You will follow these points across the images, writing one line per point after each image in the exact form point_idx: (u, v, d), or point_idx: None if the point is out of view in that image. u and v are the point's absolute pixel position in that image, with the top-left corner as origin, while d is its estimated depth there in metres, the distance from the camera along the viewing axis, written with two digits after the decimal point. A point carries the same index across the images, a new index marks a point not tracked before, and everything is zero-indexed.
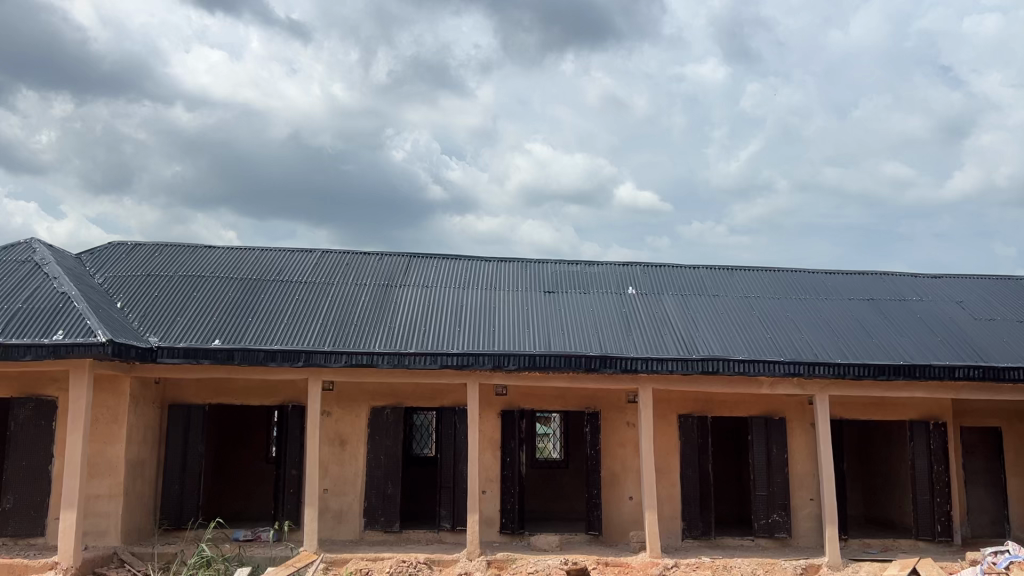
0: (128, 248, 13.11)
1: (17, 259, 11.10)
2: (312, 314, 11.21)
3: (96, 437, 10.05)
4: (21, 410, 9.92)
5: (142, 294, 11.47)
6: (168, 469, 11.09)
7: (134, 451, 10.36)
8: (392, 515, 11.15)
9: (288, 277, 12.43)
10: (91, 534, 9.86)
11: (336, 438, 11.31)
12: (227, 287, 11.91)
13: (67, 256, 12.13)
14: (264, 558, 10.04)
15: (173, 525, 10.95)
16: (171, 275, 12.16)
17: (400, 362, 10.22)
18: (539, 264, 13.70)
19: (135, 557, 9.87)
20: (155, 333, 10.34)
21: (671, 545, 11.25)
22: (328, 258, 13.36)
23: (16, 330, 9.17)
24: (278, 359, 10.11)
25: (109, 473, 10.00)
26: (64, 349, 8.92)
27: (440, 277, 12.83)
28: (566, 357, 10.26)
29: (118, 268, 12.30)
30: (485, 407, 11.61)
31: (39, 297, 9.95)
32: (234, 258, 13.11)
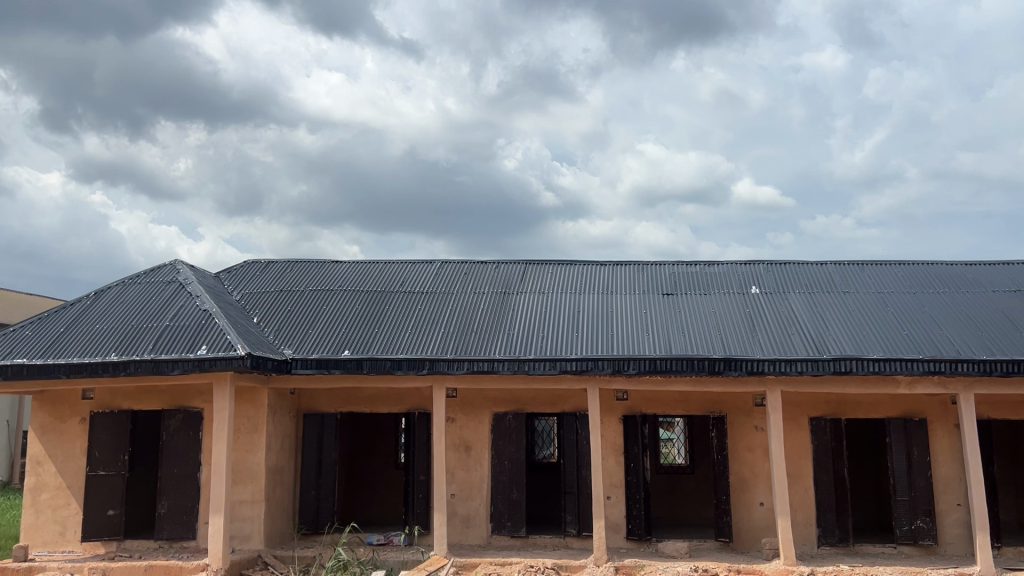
0: (261, 266, 13.81)
1: (163, 280, 11.88)
2: (434, 323, 11.48)
3: (239, 445, 10.62)
4: (171, 421, 10.63)
5: (276, 309, 12.06)
6: (305, 476, 11.59)
7: (273, 458, 10.88)
8: (518, 520, 11.25)
9: (411, 288, 12.78)
10: (237, 537, 10.42)
11: (461, 444, 11.52)
12: (353, 299, 12.36)
13: (207, 275, 12.90)
14: (397, 561, 10.35)
15: (310, 530, 11.42)
16: (301, 290, 12.73)
17: (521, 368, 10.33)
18: (658, 266, 13.55)
19: (277, 559, 10.35)
20: (289, 345, 10.85)
21: (806, 552, 10.87)
22: (448, 268, 13.65)
23: (165, 346, 9.83)
24: (404, 368, 10.41)
25: (252, 480, 10.55)
26: (209, 363, 9.49)
27: (558, 283, 12.89)
28: (688, 360, 10.10)
29: (253, 284, 12.99)
30: (607, 412, 11.56)
31: (184, 314, 10.63)
32: (359, 271, 13.60)
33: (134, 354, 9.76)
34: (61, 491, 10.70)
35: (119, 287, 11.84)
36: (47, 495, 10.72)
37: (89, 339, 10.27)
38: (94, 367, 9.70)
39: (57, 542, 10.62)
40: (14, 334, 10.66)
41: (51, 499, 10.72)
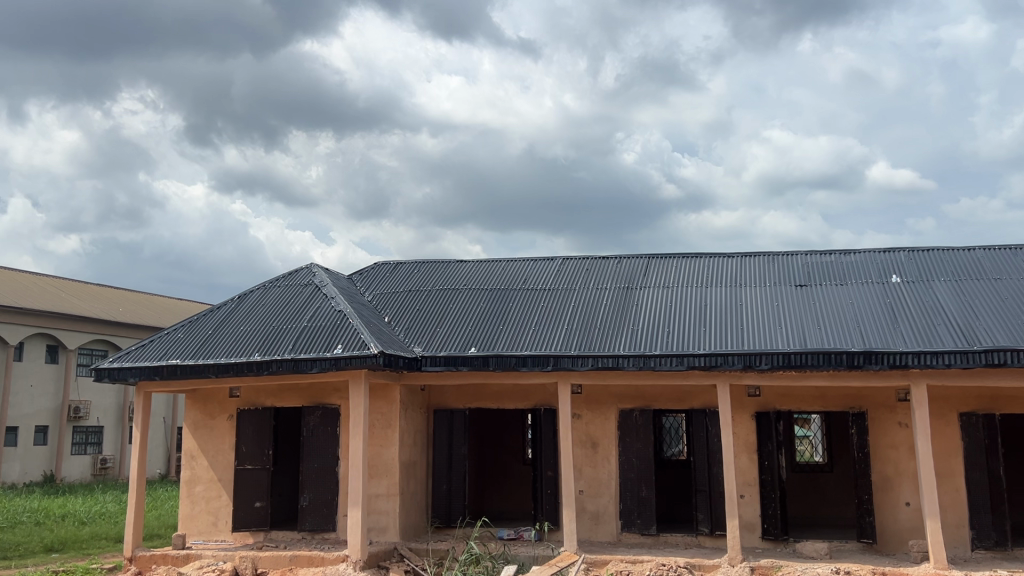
0: (390, 267, 14.21)
1: (299, 283, 12.44)
2: (559, 319, 11.50)
3: (374, 440, 10.98)
4: (311, 417, 11.11)
5: (405, 308, 12.40)
6: (437, 471, 11.86)
7: (406, 453, 11.20)
8: (648, 517, 11.13)
9: (534, 285, 12.84)
10: (374, 530, 10.78)
11: (588, 441, 11.48)
12: (479, 298, 12.54)
13: (340, 277, 13.40)
14: (528, 557, 10.43)
15: (443, 524, 11.70)
16: (428, 289, 13.02)
17: (648, 364, 10.20)
18: (788, 256, 13.07)
19: (413, 552, 10.61)
20: (419, 344, 11.13)
21: (959, 557, 10.24)
22: (570, 264, 13.63)
23: (304, 346, 10.28)
24: (530, 364, 10.48)
25: (386, 474, 10.89)
26: (344, 361, 9.86)
27: (683, 276, 12.64)
28: (824, 354, 9.70)
29: (383, 285, 13.40)
30: (738, 408, 11.24)
31: (320, 315, 11.09)
32: (484, 269, 13.78)
33: (276, 353, 10.26)
34: (214, 483, 11.41)
35: (259, 291, 12.48)
36: (201, 487, 11.44)
37: (235, 341, 10.87)
38: (240, 366, 10.27)
39: (211, 531, 11.32)
40: (168, 336, 11.42)
41: (205, 491, 11.43)
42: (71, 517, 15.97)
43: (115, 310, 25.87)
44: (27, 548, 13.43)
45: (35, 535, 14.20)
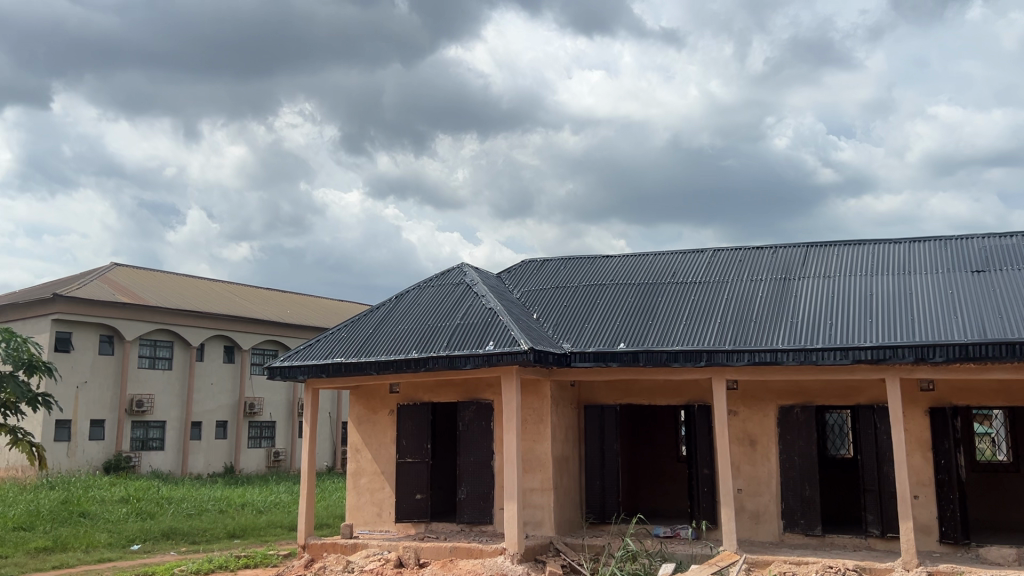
0: (538, 264, 14.32)
1: (451, 283, 12.76)
2: (711, 313, 11.21)
3: (527, 435, 11.10)
4: (466, 412, 11.38)
5: (554, 305, 12.47)
6: (590, 466, 11.86)
7: (559, 448, 11.26)
8: (813, 518, 10.66)
9: (684, 278, 12.58)
10: (530, 524, 10.90)
11: (746, 438, 11.11)
12: (628, 292, 12.42)
13: (490, 276, 13.65)
14: (686, 555, 10.23)
15: (598, 520, 11.68)
16: (576, 285, 13.03)
17: (808, 358, 9.77)
18: (962, 240, 12.14)
19: (569, 547, 10.67)
20: (568, 340, 11.17)
21: None
22: (721, 256, 13.26)
23: (457, 343, 10.53)
24: (682, 360, 10.27)
25: (540, 469, 11.00)
26: (496, 358, 10.02)
27: (844, 265, 12.00)
28: (1006, 345, 8.95)
29: (531, 283, 13.54)
30: (910, 404, 10.57)
31: (471, 314, 11.33)
32: (632, 264, 13.63)
33: (431, 351, 10.58)
34: (377, 476, 11.90)
35: (414, 291, 12.90)
36: (365, 479, 11.96)
37: (392, 339, 11.29)
38: (399, 363, 10.65)
39: (376, 522, 11.83)
40: (332, 335, 12.02)
41: (369, 483, 11.94)
42: (249, 506, 17.15)
43: (282, 312, 27.52)
44: (213, 534, 14.54)
45: (219, 522, 15.35)
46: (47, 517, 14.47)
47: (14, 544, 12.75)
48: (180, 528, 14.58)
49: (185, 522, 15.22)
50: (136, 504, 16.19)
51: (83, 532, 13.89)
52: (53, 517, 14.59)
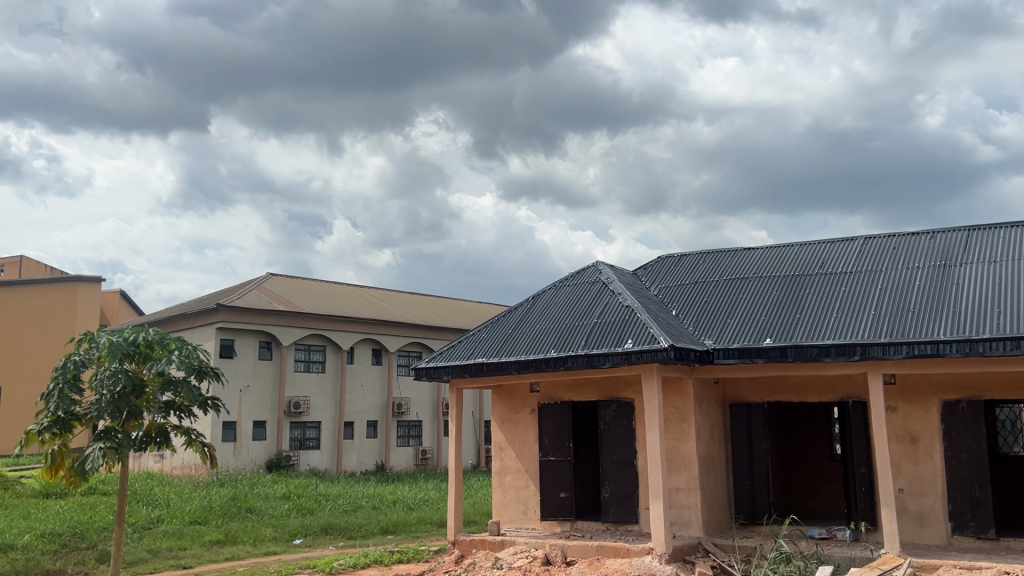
0: (676, 260, 14.07)
1: (588, 281, 12.74)
2: (863, 304, 10.66)
3: (671, 433, 10.94)
4: (607, 411, 11.34)
5: (694, 301, 12.22)
6: (737, 465, 11.55)
7: (704, 447, 11.02)
8: (985, 520, 9.93)
9: (832, 269, 12.02)
10: (677, 523, 10.74)
11: (906, 435, 10.51)
12: (772, 285, 12.00)
13: (627, 273, 13.55)
14: (844, 558, 9.78)
15: (748, 520, 11.36)
16: (717, 280, 12.72)
17: (974, 350, 9.10)
18: None
19: (718, 548, 10.42)
20: (710, 337, 10.93)
21: None
22: (872, 244, 12.59)
23: (596, 342, 10.50)
24: (833, 354, 9.82)
25: (685, 468, 10.81)
26: (636, 356, 9.91)
27: (1012, 248, 11.11)
28: None
29: (670, 279, 13.33)
30: None
31: (609, 312, 11.27)
32: (776, 255, 13.15)
33: (570, 350, 10.59)
34: (521, 474, 12.05)
35: (552, 291, 12.98)
36: (510, 477, 12.14)
37: (532, 340, 11.39)
38: (539, 363, 10.72)
39: (521, 519, 11.97)
40: (473, 336, 12.27)
41: (514, 481, 12.11)
42: (400, 503, 17.77)
43: (424, 314, 28.36)
44: (368, 530, 15.17)
45: (373, 518, 15.98)
46: (219, 512, 15.54)
47: (191, 537, 13.76)
48: (338, 523, 15.31)
49: (342, 517, 15.98)
50: (297, 501, 17.12)
51: (251, 527, 14.82)
52: (223, 512, 15.64)
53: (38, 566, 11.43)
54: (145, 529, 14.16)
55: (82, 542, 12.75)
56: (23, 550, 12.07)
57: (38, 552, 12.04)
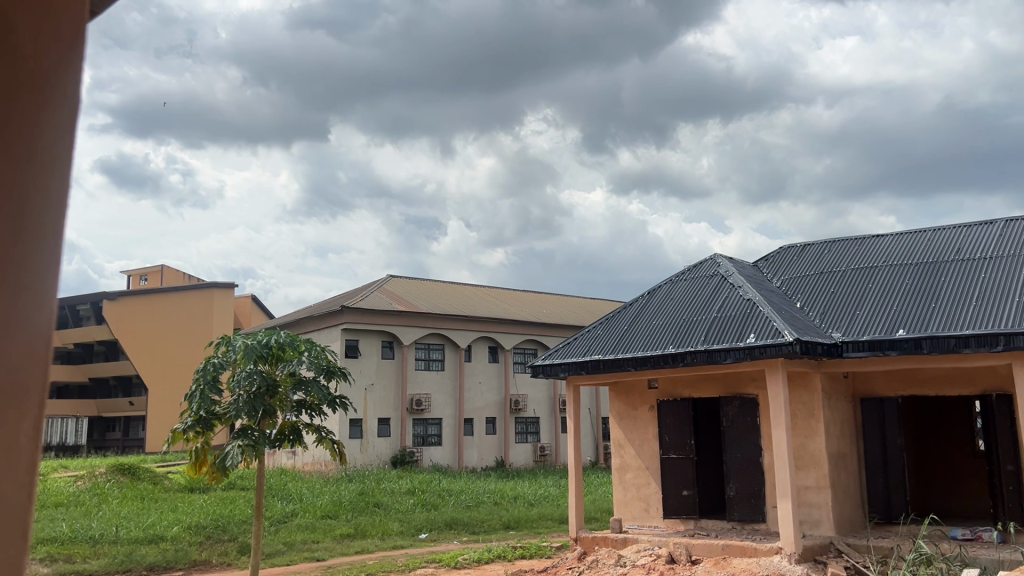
0: (799, 250, 13.59)
1: (706, 274, 12.50)
2: (1005, 291, 9.98)
3: (798, 430, 10.60)
4: (729, 408, 11.09)
5: (819, 292, 11.79)
6: (871, 463, 11.05)
7: (834, 444, 10.61)
8: None
9: (971, 254, 11.31)
10: (807, 523, 10.38)
11: None
12: (903, 274, 11.41)
13: (747, 266, 13.21)
14: (991, 560, 9.22)
15: (883, 519, 10.87)
16: (843, 269, 12.20)
17: None
18: None
19: (852, 548, 9.99)
20: (837, 329, 10.51)
21: None
22: (1014, 226, 11.78)
23: (717, 337, 10.28)
24: (973, 345, 9.23)
25: (814, 466, 10.44)
26: (758, 350, 9.64)
27: None
28: None
29: (793, 270, 12.90)
30: None
31: (729, 306, 11.01)
32: (906, 242, 12.51)
33: (689, 345, 10.40)
34: (642, 471, 11.93)
35: (668, 285, 12.79)
36: (631, 474, 12.05)
37: (650, 335, 11.27)
38: (657, 359, 10.59)
39: (644, 517, 11.86)
40: (590, 333, 12.26)
41: (635, 479, 12.01)
42: (521, 499, 17.95)
43: (539, 311, 28.56)
44: (490, 525, 15.38)
45: (495, 514, 16.21)
46: (348, 506, 16.13)
47: (323, 530, 14.34)
48: (461, 518, 15.61)
49: (465, 513, 16.29)
50: (422, 496, 17.57)
51: (379, 521, 15.31)
52: (353, 506, 16.22)
53: (187, 556, 12.11)
54: (281, 522, 14.85)
55: (224, 534, 13.51)
56: (172, 541, 12.88)
57: (186, 543, 12.83)
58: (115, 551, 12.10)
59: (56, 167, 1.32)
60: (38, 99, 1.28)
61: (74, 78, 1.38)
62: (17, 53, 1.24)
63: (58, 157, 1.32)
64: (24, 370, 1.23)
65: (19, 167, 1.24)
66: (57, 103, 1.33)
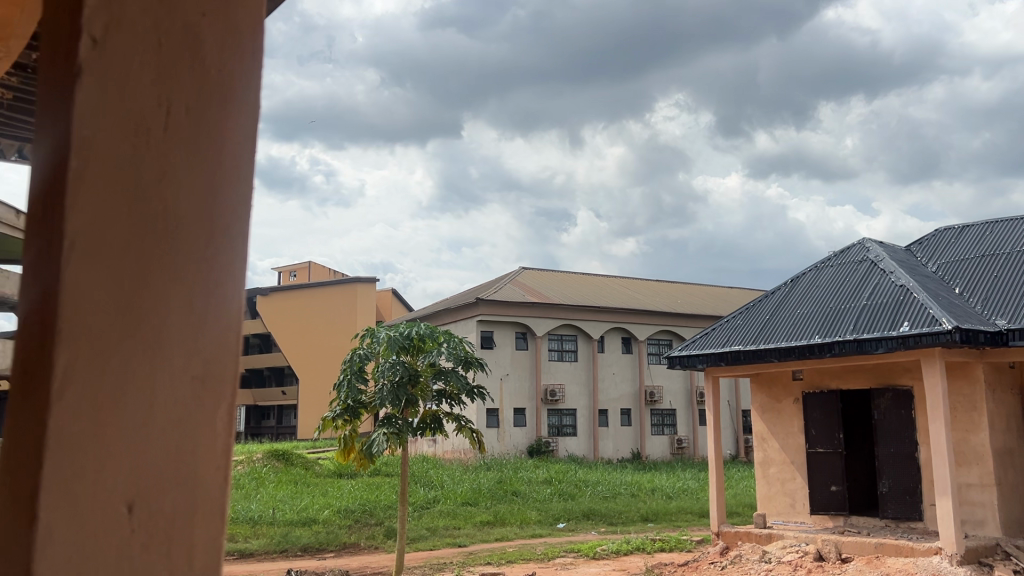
0: (957, 231, 12.71)
1: (854, 260, 11.92)
2: None
3: (959, 424, 9.95)
4: (881, 400, 10.53)
5: (981, 277, 11.01)
6: None
7: (1000, 439, 9.88)
8: None
9: None
10: (970, 523, 9.73)
11: None
12: None
13: (898, 250, 12.52)
14: None
15: None
16: (1009, 251, 11.33)
17: None
18: None
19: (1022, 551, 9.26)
20: (1002, 316, 9.79)
21: None
22: None
23: (867, 326, 9.79)
24: None
25: (978, 462, 9.76)
26: (913, 339, 9.10)
27: None
28: None
29: (950, 253, 12.11)
30: None
31: (880, 293, 10.46)
32: None
33: (837, 335, 9.96)
34: (788, 465, 11.54)
35: (813, 273, 12.30)
36: (775, 468, 11.68)
37: (794, 325, 10.86)
38: (802, 349, 10.20)
39: (789, 512, 11.46)
40: (729, 323, 11.96)
41: (779, 473, 11.64)
42: (659, 491, 17.76)
43: (674, 301, 28.09)
44: (628, 516, 15.30)
45: (633, 506, 16.11)
46: (488, 494, 16.44)
47: (464, 517, 14.69)
48: (599, 509, 15.60)
49: (603, 503, 16.27)
50: (559, 485, 17.71)
51: (518, 509, 15.53)
52: (492, 494, 16.54)
53: (338, 538, 12.73)
54: (424, 508, 15.34)
55: (371, 518, 14.08)
56: (324, 524, 13.55)
57: (336, 526, 13.47)
58: (273, 532, 12.85)
59: (243, 166, 1.45)
60: (226, 99, 1.42)
61: (252, 79, 1.50)
62: (209, 63, 1.39)
63: (243, 155, 1.45)
64: (222, 355, 1.36)
65: (219, 166, 1.39)
66: (245, 106, 1.47)
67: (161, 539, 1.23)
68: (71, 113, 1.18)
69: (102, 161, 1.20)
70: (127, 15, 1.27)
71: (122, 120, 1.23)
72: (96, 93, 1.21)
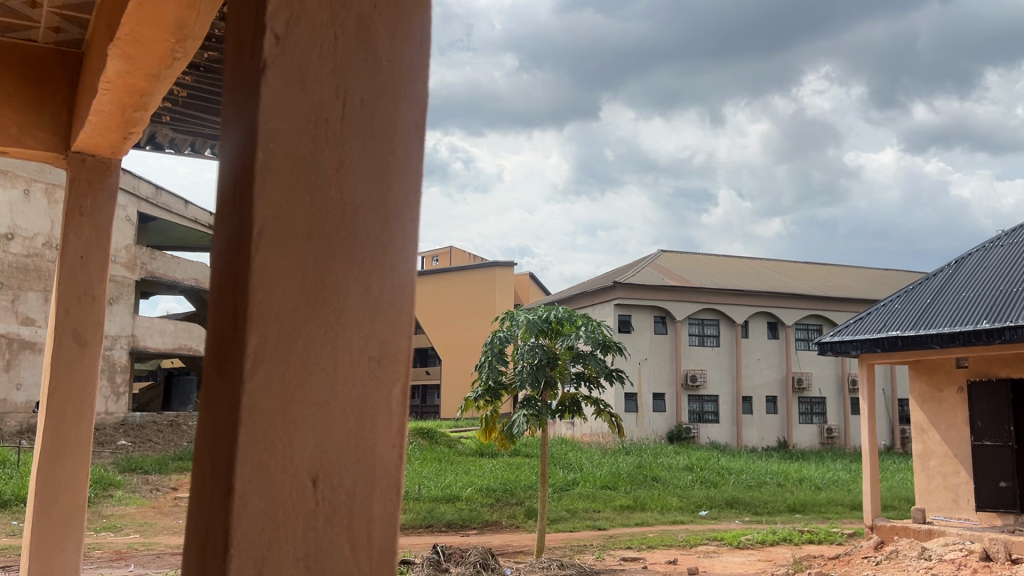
0: None
1: None
2: None
3: None
4: None
5: None
6: None
7: None
8: None
9: None
10: None
11: None
12: None
13: None
14: None
15: None
16: None
17: None
18: None
19: None
20: None
21: None
22: None
23: None
24: None
25: None
26: None
27: None
28: None
29: None
30: None
31: None
32: None
33: (1008, 320, 9.19)
34: (950, 458, 10.86)
35: (981, 253, 11.46)
36: (937, 461, 11.01)
37: (958, 309, 10.14)
38: (968, 335, 9.51)
39: (952, 508, 10.77)
40: (886, 307, 11.33)
41: (941, 466, 10.97)
42: (807, 481, 17.14)
43: (822, 284, 26.88)
44: (774, 506, 14.84)
45: (780, 495, 15.62)
46: (628, 478, 16.36)
47: (605, 500, 14.71)
48: (742, 498, 15.22)
49: (747, 492, 15.85)
50: (700, 472, 17.41)
51: (658, 495, 15.38)
52: (632, 479, 16.44)
53: (481, 516, 13.04)
54: (564, 489, 15.48)
55: (512, 498, 14.34)
56: (467, 501, 13.92)
57: (479, 504, 13.81)
58: (420, 507, 13.34)
59: (419, 158, 1.50)
60: (398, 89, 1.47)
61: (425, 66, 1.54)
62: (381, 53, 1.46)
63: (418, 148, 1.50)
64: (399, 337, 1.42)
65: (392, 154, 1.45)
66: (420, 97, 1.52)
67: (341, 507, 1.33)
68: (258, 109, 1.31)
69: (283, 153, 1.32)
70: (305, 10, 1.38)
71: (301, 114, 1.34)
72: (280, 90, 1.33)
